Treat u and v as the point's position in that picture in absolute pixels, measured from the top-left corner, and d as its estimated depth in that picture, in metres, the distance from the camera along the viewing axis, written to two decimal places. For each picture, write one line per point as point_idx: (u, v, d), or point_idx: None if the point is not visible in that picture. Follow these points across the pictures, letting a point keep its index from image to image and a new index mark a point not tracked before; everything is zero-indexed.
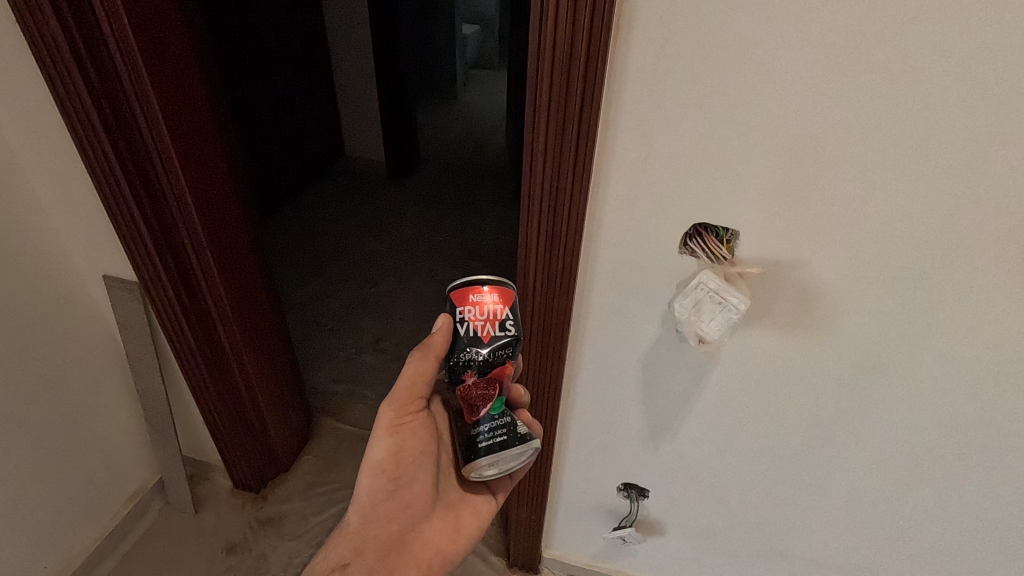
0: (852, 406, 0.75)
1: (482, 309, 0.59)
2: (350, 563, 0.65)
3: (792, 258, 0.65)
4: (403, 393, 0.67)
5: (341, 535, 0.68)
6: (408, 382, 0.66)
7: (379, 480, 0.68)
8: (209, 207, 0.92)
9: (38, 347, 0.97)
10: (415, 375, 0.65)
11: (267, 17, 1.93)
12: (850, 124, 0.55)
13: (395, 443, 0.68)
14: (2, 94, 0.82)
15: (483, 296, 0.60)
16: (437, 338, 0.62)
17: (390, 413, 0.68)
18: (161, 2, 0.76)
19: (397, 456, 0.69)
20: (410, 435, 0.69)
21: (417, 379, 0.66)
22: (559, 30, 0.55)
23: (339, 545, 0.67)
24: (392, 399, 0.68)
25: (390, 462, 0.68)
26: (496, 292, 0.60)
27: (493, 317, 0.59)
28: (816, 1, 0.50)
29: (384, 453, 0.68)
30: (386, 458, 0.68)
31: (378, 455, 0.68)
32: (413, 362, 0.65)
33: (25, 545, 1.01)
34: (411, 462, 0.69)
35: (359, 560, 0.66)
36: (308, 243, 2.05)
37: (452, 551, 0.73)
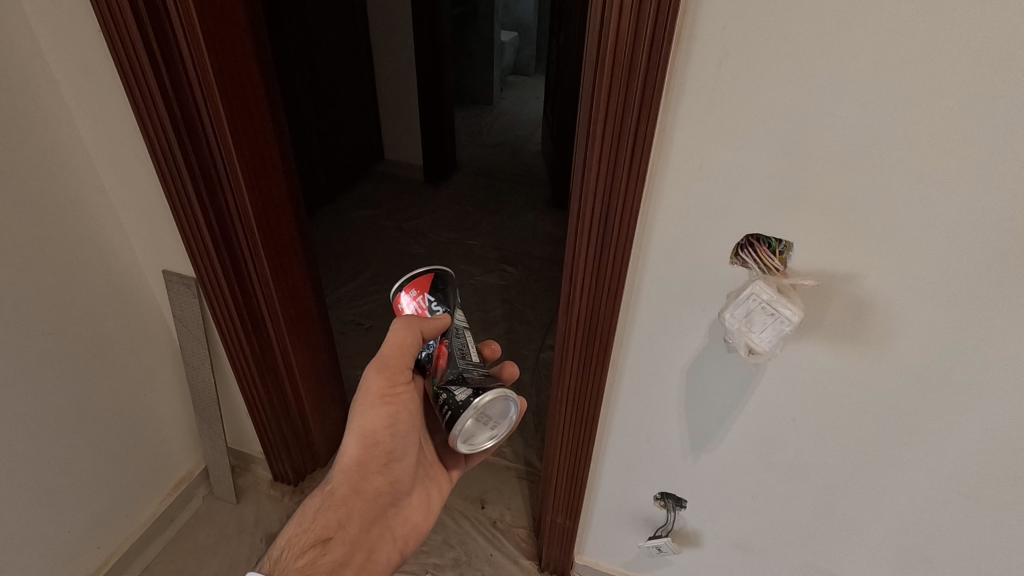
0: (905, 424, 0.73)
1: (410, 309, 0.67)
2: (333, 537, 0.67)
3: (847, 271, 0.64)
4: (389, 361, 0.65)
5: (323, 503, 0.69)
6: (395, 353, 0.65)
7: (369, 452, 0.70)
8: (264, 207, 0.95)
9: (100, 337, 1.02)
10: (402, 349, 0.65)
11: (318, 24, 1.99)
12: (915, 141, 0.54)
13: (389, 413, 0.69)
14: (81, 98, 0.87)
15: (406, 299, 0.67)
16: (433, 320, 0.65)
17: (380, 382, 0.67)
18: (230, 12, 0.80)
19: (389, 427, 0.69)
20: (401, 406, 0.69)
21: (404, 351, 0.65)
22: (620, 42, 0.56)
23: (321, 516, 0.68)
24: (380, 365, 0.66)
25: (383, 433, 0.69)
26: (413, 289, 0.67)
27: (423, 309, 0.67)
28: (883, 20, 0.50)
29: (377, 423, 0.68)
30: (378, 428, 0.69)
31: (368, 424, 0.69)
32: (398, 333, 0.64)
33: (79, 525, 1.06)
34: (400, 434, 0.71)
35: (341, 534, 0.67)
36: (347, 244, 2.10)
37: (424, 522, 0.79)
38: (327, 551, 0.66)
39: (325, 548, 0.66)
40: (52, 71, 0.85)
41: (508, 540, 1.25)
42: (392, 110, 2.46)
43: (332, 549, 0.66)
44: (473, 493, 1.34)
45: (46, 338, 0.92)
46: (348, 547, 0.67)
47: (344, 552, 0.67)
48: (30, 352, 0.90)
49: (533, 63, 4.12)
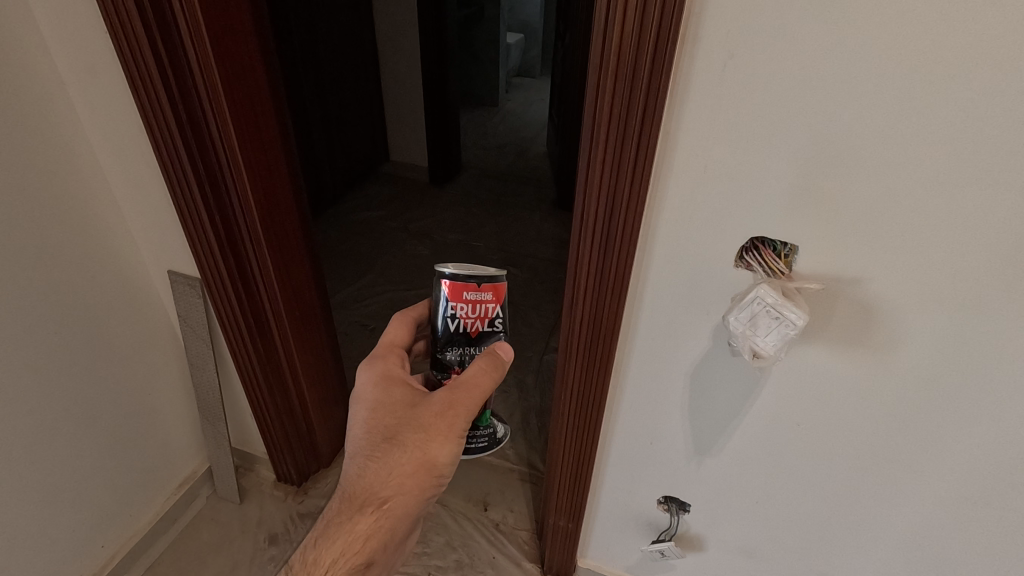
0: (912, 429, 0.72)
1: (474, 309, 0.64)
2: (376, 558, 0.67)
3: (853, 274, 0.63)
4: (476, 399, 0.64)
5: (368, 527, 0.66)
6: (478, 391, 0.64)
7: (431, 484, 0.67)
8: (269, 209, 0.95)
9: (105, 337, 1.03)
10: (483, 386, 0.64)
11: (324, 26, 2.00)
12: (922, 144, 0.54)
13: (459, 451, 0.66)
14: (88, 98, 0.88)
15: (476, 295, 0.64)
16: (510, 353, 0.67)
17: (461, 420, 0.64)
18: (236, 14, 0.80)
19: (454, 463, 0.66)
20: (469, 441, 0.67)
21: (486, 388, 0.64)
22: (625, 44, 0.56)
23: (367, 540, 0.66)
24: (465, 402, 0.63)
25: (447, 468, 0.66)
26: (488, 291, 0.64)
27: (484, 316, 0.65)
28: (890, 22, 0.49)
29: (446, 460, 0.65)
30: (444, 463, 0.66)
31: (437, 460, 0.65)
32: (483, 371, 0.64)
33: (84, 524, 1.07)
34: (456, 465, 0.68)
35: (384, 554, 0.68)
36: (352, 245, 2.10)
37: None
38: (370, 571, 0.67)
39: (366, 569, 0.67)
40: (59, 72, 0.86)
41: (510, 543, 1.25)
42: (398, 112, 2.46)
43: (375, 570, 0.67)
44: (475, 495, 1.33)
45: (52, 338, 0.93)
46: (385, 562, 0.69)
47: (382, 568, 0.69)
48: (36, 352, 0.91)
49: (539, 65, 4.12)
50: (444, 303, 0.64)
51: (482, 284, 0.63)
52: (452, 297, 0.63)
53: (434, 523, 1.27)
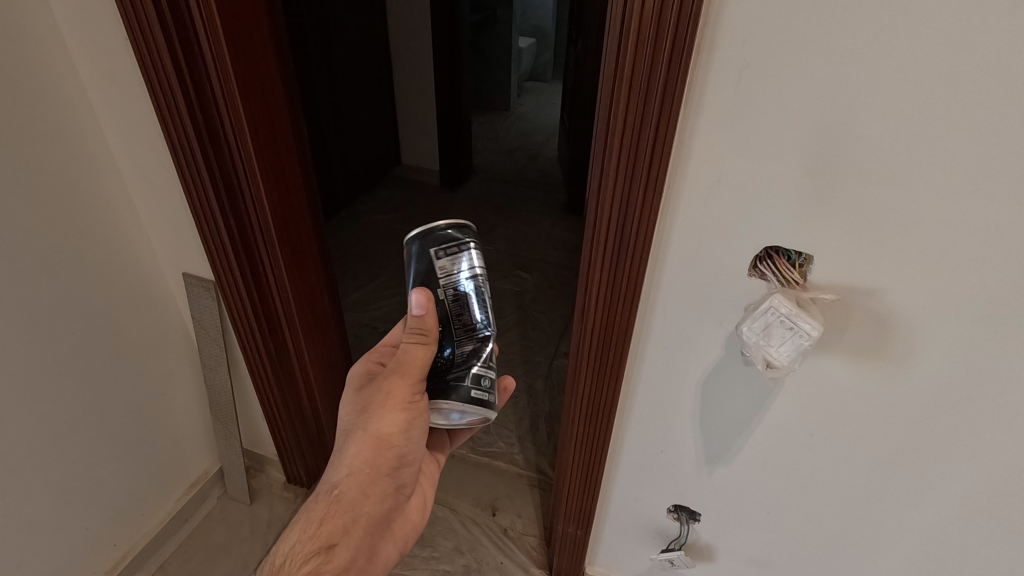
0: (929, 443, 0.71)
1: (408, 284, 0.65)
2: (338, 545, 0.64)
3: (869, 285, 0.63)
4: (413, 368, 0.62)
5: (327, 508, 0.65)
6: (417, 363, 0.62)
7: (383, 458, 0.66)
8: (283, 214, 0.96)
9: (120, 338, 1.04)
10: (421, 358, 0.62)
11: (338, 31, 2.02)
12: (940, 156, 0.53)
13: (405, 420, 0.64)
14: (108, 103, 0.89)
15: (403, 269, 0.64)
16: (429, 318, 0.60)
17: (402, 388, 0.63)
18: (253, 22, 0.81)
19: (405, 435, 0.65)
20: (419, 414, 0.65)
21: (426, 359, 0.62)
22: (639, 53, 0.56)
23: (325, 523, 0.65)
24: (403, 372, 0.62)
25: (399, 440, 0.65)
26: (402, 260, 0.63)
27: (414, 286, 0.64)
28: (908, 34, 0.49)
29: (393, 430, 0.64)
30: (394, 434, 0.65)
31: (385, 430, 0.65)
32: (416, 343, 0.62)
33: (97, 522, 1.08)
34: (415, 441, 0.67)
35: (347, 541, 0.65)
36: (363, 248, 2.11)
37: (421, 521, 0.77)
38: (331, 559, 0.64)
39: (329, 556, 0.64)
40: (81, 79, 0.88)
41: (518, 549, 1.24)
42: (410, 115, 2.48)
43: (336, 557, 0.64)
44: (484, 500, 1.33)
45: (68, 338, 0.94)
46: (352, 554, 0.65)
47: (347, 559, 0.65)
48: (53, 352, 0.92)
49: (550, 69, 4.13)
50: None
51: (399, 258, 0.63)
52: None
53: (441, 527, 1.27)
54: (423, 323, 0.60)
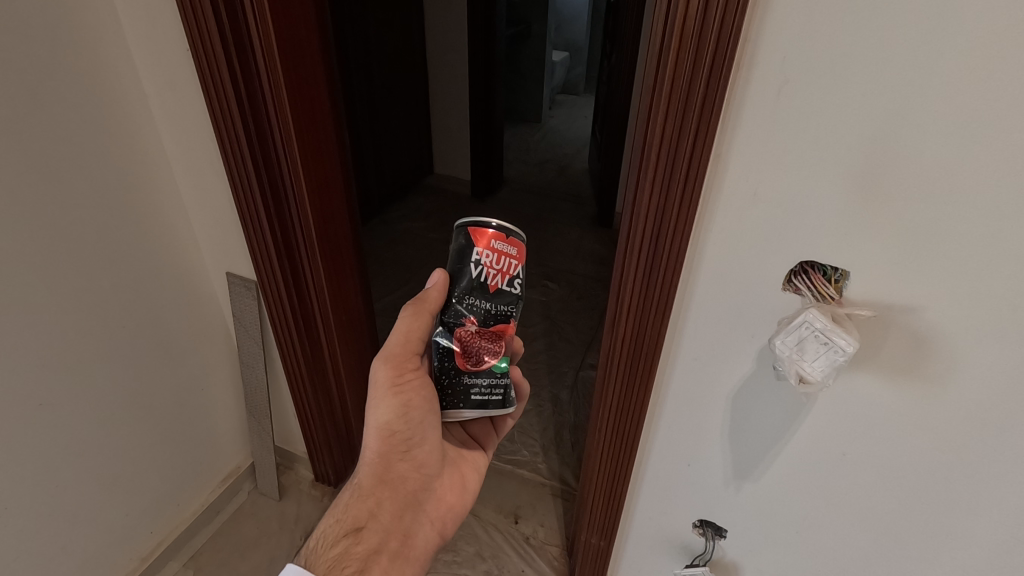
0: (970, 471, 0.69)
1: (499, 259, 0.60)
2: (365, 527, 0.67)
3: (906, 303, 0.62)
4: (399, 351, 0.67)
5: (354, 495, 0.70)
6: (405, 337, 0.67)
7: (390, 442, 0.69)
8: (324, 218, 1.00)
9: (167, 332, 1.09)
10: (408, 332, 0.66)
11: (380, 42, 2.08)
12: (982, 176, 0.53)
13: (401, 402, 0.67)
14: (167, 109, 0.95)
15: (504, 245, 0.60)
16: (432, 292, 0.64)
17: (388, 372, 0.67)
18: (305, 36, 0.86)
19: (404, 418, 0.68)
20: (412, 394, 0.67)
21: (413, 337, 0.67)
22: (680, 66, 0.58)
23: (352, 508, 0.69)
24: (391, 356, 0.67)
25: (400, 423, 0.69)
26: (515, 246, 0.60)
27: (506, 271, 0.61)
28: (951, 53, 0.49)
29: (391, 416, 0.68)
30: (392, 418, 0.68)
31: (384, 418, 0.68)
32: (407, 319, 0.66)
33: (136, 509, 1.12)
34: (418, 421, 0.69)
35: (374, 524, 0.68)
36: (392, 254, 2.15)
37: (461, 503, 0.77)
38: (360, 541, 0.66)
39: (358, 537, 0.66)
40: (143, 87, 0.93)
41: (540, 557, 1.24)
42: (444, 125, 2.53)
43: (365, 538, 0.66)
44: (507, 507, 1.34)
45: (119, 331, 0.99)
46: (383, 536, 0.68)
47: (377, 541, 0.67)
48: (104, 343, 0.97)
49: (582, 82, 4.17)
50: (468, 249, 0.60)
51: (511, 236, 0.60)
52: (477, 243, 0.60)
53: (464, 533, 1.27)
54: (424, 295, 0.64)
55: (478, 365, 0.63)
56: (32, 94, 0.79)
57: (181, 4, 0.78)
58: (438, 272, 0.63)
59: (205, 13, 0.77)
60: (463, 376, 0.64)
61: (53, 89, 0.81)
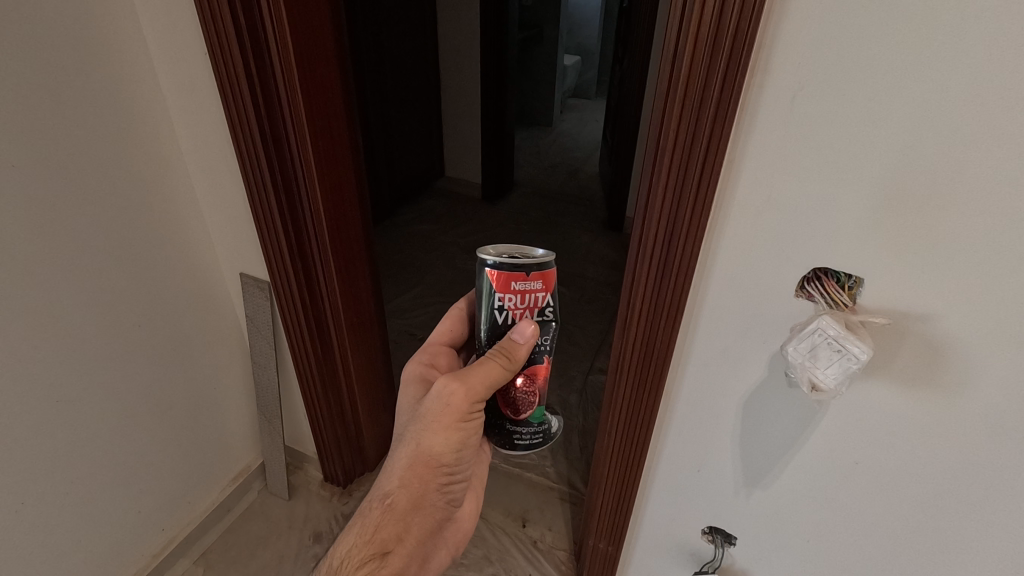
0: (987, 482, 0.68)
1: (523, 299, 0.61)
2: (392, 552, 0.65)
3: (921, 311, 0.62)
4: (477, 392, 0.63)
5: (383, 517, 0.66)
6: (487, 383, 0.62)
7: (434, 472, 0.66)
8: (337, 220, 1.01)
9: (181, 331, 1.10)
10: (493, 379, 0.62)
11: (393, 45, 2.10)
12: (999, 183, 0.52)
13: (460, 439, 0.66)
14: (185, 111, 0.96)
15: (525, 286, 0.61)
16: (522, 348, 0.63)
17: (459, 408, 0.63)
18: (321, 41, 0.87)
19: (456, 453, 0.67)
20: (470, 432, 0.66)
21: (493, 385, 0.63)
22: (694, 72, 0.58)
23: (380, 530, 0.66)
24: (465, 390, 0.62)
25: (451, 457, 0.66)
26: (538, 280, 0.61)
27: (533, 305, 0.62)
28: (966, 58, 0.49)
29: (446, 449, 0.66)
30: (446, 452, 0.66)
31: (437, 448, 0.65)
32: (494, 369, 0.62)
33: (149, 505, 1.13)
34: (467, 456, 0.68)
35: (402, 549, 0.66)
36: (403, 256, 2.17)
37: (467, 526, 0.78)
38: (386, 565, 0.65)
39: (383, 561, 0.65)
40: (162, 89, 0.95)
41: (547, 561, 1.24)
42: (455, 129, 2.54)
43: (391, 564, 0.65)
44: (515, 511, 1.34)
45: (134, 329, 1.01)
46: (407, 561, 0.67)
47: (402, 566, 0.66)
48: (119, 341, 0.99)
49: (593, 87, 4.18)
50: (490, 294, 0.62)
51: (531, 273, 0.60)
52: (498, 289, 0.61)
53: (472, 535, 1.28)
54: (513, 349, 0.63)
55: (519, 413, 0.68)
56: (53, 96, 0.81)
57: (200, 9, 0.79)
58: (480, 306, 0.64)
59: (224, 19, 0.78)
60: (507, 423, 0.68)
61: (74, 91, 0.83)
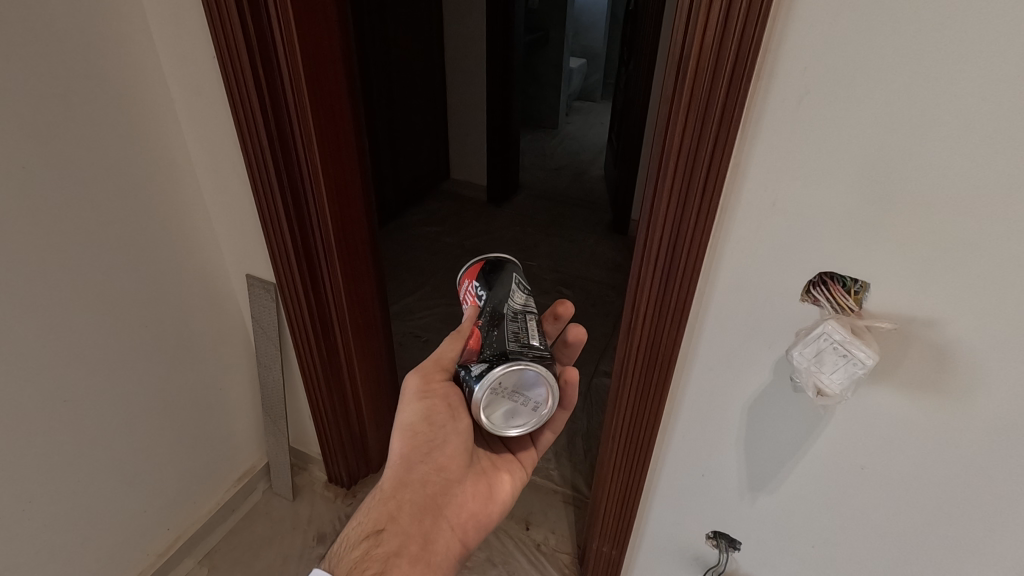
0: (995, 488, 0.67)
1: (467, 298, 0.70)
2: (384, 529, 0.65)
3: (927, 316, 0.61)
4: (431, 363, 0.69)
5: (377, 499, 0.68)
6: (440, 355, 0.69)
7: (412, 444, 0.69)
8: (342, 222, 1.01)
9: (188, 332, 1.11)
10: (444, 351, 0.69)
11: (400, 48, 2.11)
12: (1005, 189, 0.52)
13: (427, 406, 0.69)
14: (193, 114, 0.97)
15: (463, 287, 0.71)
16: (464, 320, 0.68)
17: (419, 380, 0.69)
18: (328, 44, 0.87)
19: (429, 421, 0.69)
20: (438, 399, 0.69)
21: (445, 355, 0.69)
22: (700, 77, 0.58)
23: (374, 511, 0.67)
24: (422, 365, 0.70)
25: (425, 424, 0.69)
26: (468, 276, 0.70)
27: (475, 295, 0.68)
28: (971, 64, 0.49)
29: (415, 418, 0.69)
30: (418, 421, 0.69)
31: (409, 421, 0.69)
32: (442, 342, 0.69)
33: (154, 505, 1.14)
34: (444, 424, 0.69)
35: (394, 526, 0.65)
36: (408, 258, 2.17)
37: (486, 514, 0.73)
38: (379, 542, 0.64)
39: (377, 540, 0.64)
40: (170, 92, 0.96)
41: (551, 564, 1.24)
42: (461, 131, 2.55)
43: (384, 541, 0.64)
44: (518, 513, 1.34)
45: (141, 330, 1.02)
46: (403, 539, 0.65)
47: (396, 544, 0.64)
48: (127, 341, 1.00)
49: (599, 89, 4.19)
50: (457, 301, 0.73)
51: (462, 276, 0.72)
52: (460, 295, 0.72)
53: None
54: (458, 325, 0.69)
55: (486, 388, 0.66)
56: (63, 97, 0.81)
57: (208, 13, 0.80)
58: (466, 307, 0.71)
59: (231, 22, 0.79)
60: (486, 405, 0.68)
61: (83, 93, 0.84)
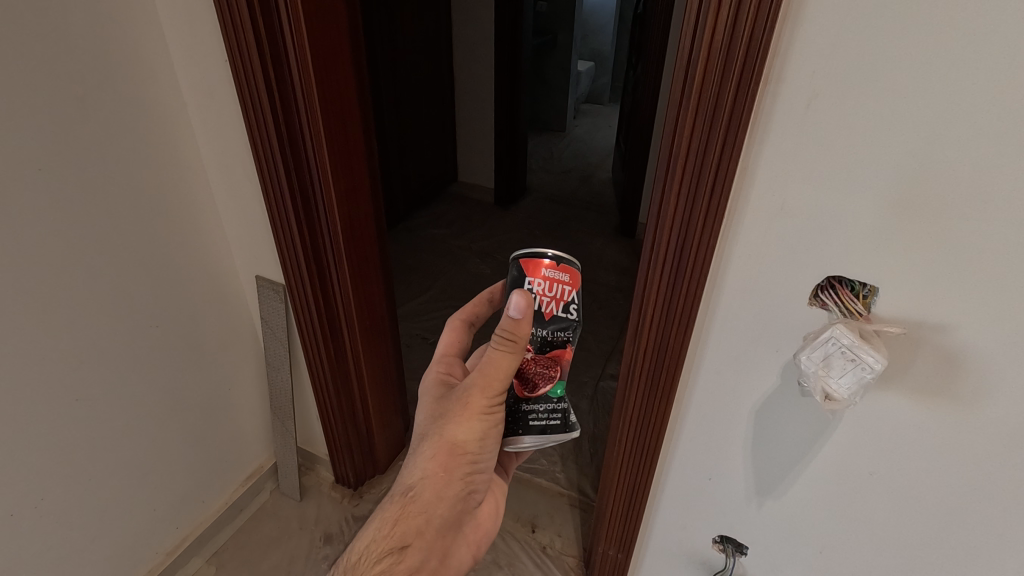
0: (1005, 494, 0.66)
1: (551, 287, 0.62)
2: (410, 545, 0.64)
3: (937, 321, 0.61)
4: (496, 382, 0.63)
5: (403, 510, 0.65)
6: (500, 373, 0.63)
7: (456, 463, 0.65)
8: (351, 223, 1.02)
9: (199, 332, 1.12)
10: (504, 368, 0.63)
11: (409, 51, 2.12)
12: (1016, 193, 0.52)
13: (483, 429, 0.65)
14: (205, 116, 0.98)
15: (554, 274, 0.62)
16: (522, 325, 0.60)
17: (482, 399, 0.64)
18: (338, 47, 0.88)
19: (480, 443, 0.65)
20: (494, 423, 0.65)
21: (507, 375, 0.63)
22: (707, 80, 0.58)
23: (400, 523, 0.65)
24: (488, 383, 0.63)
25: (473, 446, 0.65)
26: (565, 272, 0.62)
27: (560, 297, 0.62)
28: (981, 67, 0.49)
29: (469, 439, 0.65)
30: (469, 442, 0.65)
31: (459, 439, 0.65)
32: (503, 357, 0.62)
33: (164, 503, 1.15)
34: (492, 448, 0.66)
35: (420, 543, 0.65)
36: (415, 261, 2.18)
37: (494, 527, 0.75)
38: (403, 559, 0.64)
39: (401, 556, 0.64)
40: (183, 95, 0.97)
41: (556, 568, 1.24)
42: (469, 135, 2.56)
43: (408, 556, 0.64)
44: (525, 516, 1.34)
45: (152, 330, 1.03)
46: (426, 555, 0.65)
47: (420, 560, 0.65)
48: (138, 341, 1.01)
49: (607, 92, 4.19)
50: (520, 278, 0.62)
51: (559, 263, 0.62)
52: (528, 273, 0.62)
53: None
54: (514, 329, 0.60)
55: (536, 390, 0.66)
56: (78, 100, 0.83)
57: (220, 17, 0.81)
58: (519, 295, 0.60)
59: (244, 26, 0.80)
60: (522, 404, 0.66)
61: (98, 96, 0.85)
